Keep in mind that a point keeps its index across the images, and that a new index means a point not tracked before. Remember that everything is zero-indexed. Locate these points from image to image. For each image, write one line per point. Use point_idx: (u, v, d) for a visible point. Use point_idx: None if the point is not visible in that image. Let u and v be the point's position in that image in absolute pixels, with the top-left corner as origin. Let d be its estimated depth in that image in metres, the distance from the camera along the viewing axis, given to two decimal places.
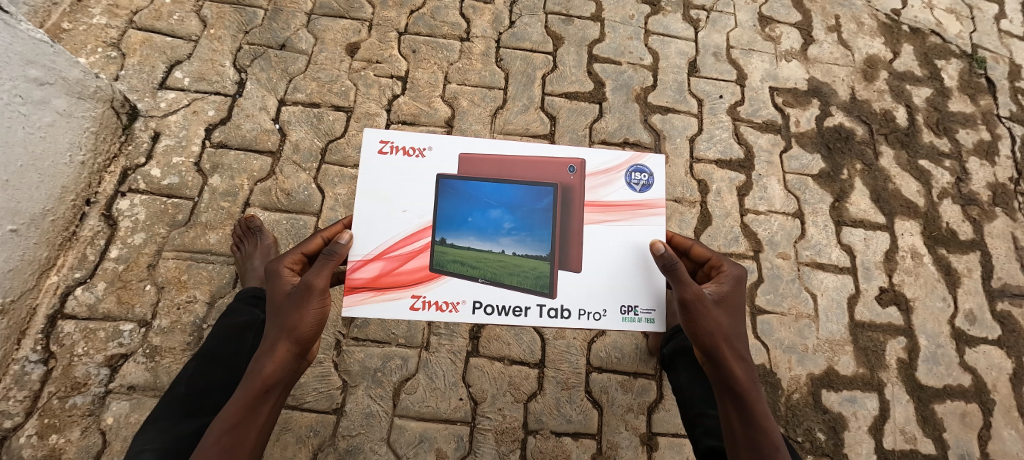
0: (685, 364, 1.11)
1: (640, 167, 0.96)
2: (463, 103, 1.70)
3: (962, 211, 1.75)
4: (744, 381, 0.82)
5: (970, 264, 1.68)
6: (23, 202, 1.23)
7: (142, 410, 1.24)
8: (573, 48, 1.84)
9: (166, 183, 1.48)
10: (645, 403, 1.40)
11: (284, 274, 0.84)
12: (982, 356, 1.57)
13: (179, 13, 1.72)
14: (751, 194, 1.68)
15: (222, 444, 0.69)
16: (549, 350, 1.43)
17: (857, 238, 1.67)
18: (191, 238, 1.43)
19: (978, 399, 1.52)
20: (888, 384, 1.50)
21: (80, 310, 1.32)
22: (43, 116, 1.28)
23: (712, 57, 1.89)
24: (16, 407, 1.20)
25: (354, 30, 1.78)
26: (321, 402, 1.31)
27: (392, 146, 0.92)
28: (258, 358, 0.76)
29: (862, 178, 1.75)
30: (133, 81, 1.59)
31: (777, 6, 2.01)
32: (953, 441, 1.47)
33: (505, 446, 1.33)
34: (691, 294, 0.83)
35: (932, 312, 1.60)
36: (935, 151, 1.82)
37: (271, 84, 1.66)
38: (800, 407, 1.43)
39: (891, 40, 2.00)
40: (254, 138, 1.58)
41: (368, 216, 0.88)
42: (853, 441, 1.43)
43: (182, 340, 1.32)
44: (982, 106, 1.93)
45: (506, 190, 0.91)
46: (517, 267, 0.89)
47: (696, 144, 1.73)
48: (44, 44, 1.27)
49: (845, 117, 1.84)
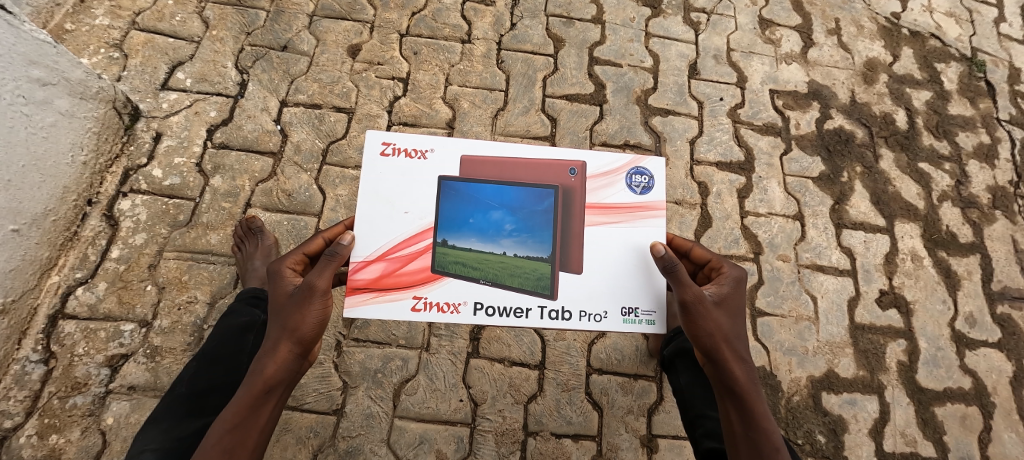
0: (685, 366, 1.11)
1: (640, 170, 0.96)
2: (464, 105, 1.71)
3: (962, 214, 1.75)
4: (745, 382, 0.82)
5: (970, 267, 1.68)
6: (25, 202, 1.23)
7: (142, 411, 1.24)
8: (574, 50, 1.85)
9: (167, 183, 1.49)
10: (645, 405, 1.40)
11: (286, 274, 0.85)
12: (982, 359, 1.57)
13: (182, 14, 1.73)
14: (751, 197, 1.68)
15: (223, 444, 0.69)
16: (549, 351, 1.43)
17: (857, 241, 1.67)
18: (192, 238, 1.44)
19: (978, 402, 1.52)
20: (888, 387, 1.50)
21: (81, 310, 1.32)
22: (46, 116, 1.28)
23: (712, 59, 1.89)
24: (16, 407, 1.20)
25: (355, 32, 1.78)
26: (322, 403, 1.31)
27: (394, 147, 0.93)
28: (260, 359, 0.76)
29: (862, 181, 1.75)
30: (135, 82, 1.59)
31: (778, 9, 2.02)
32: (953, 444, 1.46)
33: (505, 448, 1.32)
34: (691, 296, 0.83)
35: (932, 315, 1.60)
36: (934, 154, 1.82)
37: (272, 85, 1.66)
38: (800, 410, 1.43)
39: (891, 43, 2.01)
40: (256, 139, 1.58)
41: (370, 217, 0.89)
42: (853, 444, 1.43)
43: (182, 340, 1.32)
44: (982, 109, 1.93)
45: (507, 192, 0.92)
46: (518, 269, 0.89)
47: (696, 146, 1.74)
48: (47, 45, 1.28)
49: (845, 120, 1.85)
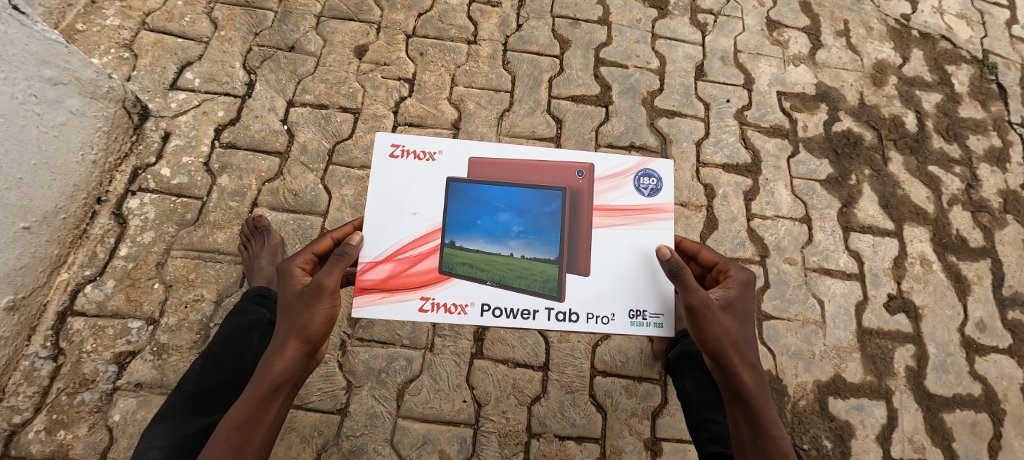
0: (691, 368, 1.10)
1: (648, 172, 0.95)
2: (470, 106, 1.71)
3: (972, 218, 1.73)
4: (753, 388, 0.81)
5: (981, 271, 1.66)
6: (36, 200, 1.25)
7: (148, 408, 1.25)
8: (579, 51, 1.85)
9: (175, 182, 1.50)
10: (649, 408, 1.39)
11: (294, 274, 0.85)
12: (992, 365, 1.55)
13: (190, 15, 1.74)
14: (758, 199, 1.67)
15: (230, 442, 0.69)
16: (552, 353, 1.43)
17: (866, 245, 1.65)
18: (199, 237, 1.45)
19: (988, 408, 1.50)
20: (896, 392, 1.48)
21: (90, 307, 1.33)
22: (57, 116, 1.30)
23: (719, 61, 1.89)
24: (25, 403, 1.22)
25: (362, 33, 1.79)
26: (326, 402, 1.31)
27: (403, 149, 0.93)
28: (267, 357, 0.76)
29: (871, 184, 1.74)
30: (144, 82, 1.61)
31: (786, 11, 2.01)
32: (963, 451, 1.44)
33: (507, 449, 1.32)
34: (698, 300, 0.82)
35: (941, 320, 1.58)
36: (945, 157, 1.81)
37: (280, 85, 1.67)
38: (806, 415, 1.42)
39: (900, 45, 1.99)
40: (263, 138, 1.59)
41: (379, 218, 0.89)
42: (861, 450, 1.41)
43: (188, 338, 1.33)
44: (993, 112, 1.91)
45: (514, 194, 0.92)
46: (524, 271, 0.89)
47: (702, 148, 1.73)
48: (58, 45, 1.29)
49: (853, 123, 1.83)
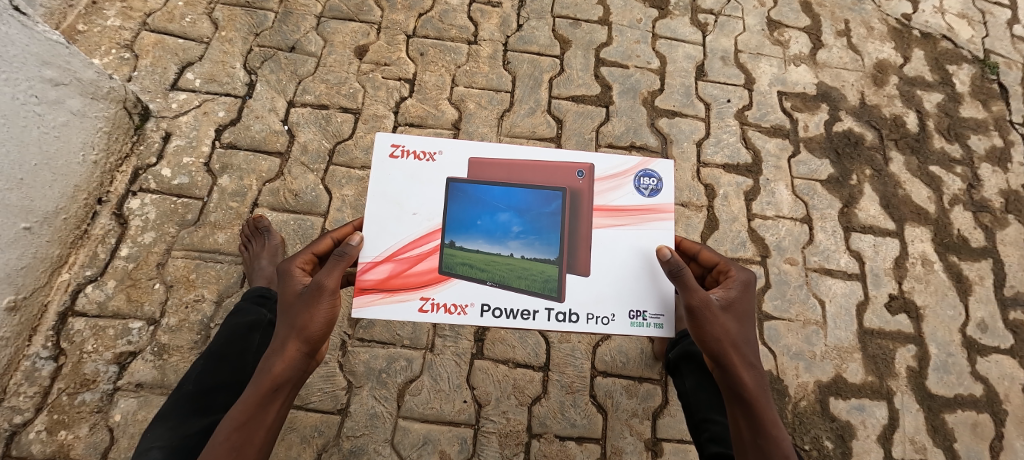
0: (691, 369, 1.09)
1: (648, 172, 0.95)
2: (470, 106, 1.71)
3: (973, 218, 1.73)
4: (753, 388, 0.80)
5: (982, 271, 1.66)
6: (37, 200, 1.25)
7: (149, 408, 1.25)
8: (580, 51, 1.84)
9: (176, 183, 1.50)
10: (650, 408, 1.39)
11: (294, 274, 0.85)
12: (993, 366, 1.55)
13: (191, 16, 1.74)
14: (759, 199, 1.67)
15: (230, 442, 0.69)
16: (553, 353, 1.43)
17: (867, 244, 1.65)
18: (200, 238, 1.45)
19: (989, 409, 1.49)
20: (897, 392, 1.48)
21: (91, 308, 1.34)
22: (58, 116, 1.30)
23: (720, 61, 1.88)
24: (26, 403, 1.22)
25: (362, 33, 1.79)
26: (326, 402, 1.31)
27: (403, 149, 0.93)
28: (267, 358, 0.76)
29: (872, 184, 1.73)
30: (145, 82, 1.61)
31: (786, 11, 2.01)
32: (964, 452, 1.44)
33: (508, 449, 1.32)
34: (698, 300, 0.81)
35: (942, 321, 1.58)
36: (946, 157, 1.80)
37: (280, 85, 1.67)
38: (807, 415, 1.42)
39: (901, 45, 1.99)
40: (263, 139, 1.59)
41: (379, 218, 0.89)
42: (862, 450, 1.41)
43: (189, 339, 1.33)
44: (994, 112, 1.91)
45: (514, 194, 0.92)
46: (524, 271, 0.89)
47: (702, 148, 1.72)
48: (59, 45, 1.30)
49: (854, 122, 1.83)
